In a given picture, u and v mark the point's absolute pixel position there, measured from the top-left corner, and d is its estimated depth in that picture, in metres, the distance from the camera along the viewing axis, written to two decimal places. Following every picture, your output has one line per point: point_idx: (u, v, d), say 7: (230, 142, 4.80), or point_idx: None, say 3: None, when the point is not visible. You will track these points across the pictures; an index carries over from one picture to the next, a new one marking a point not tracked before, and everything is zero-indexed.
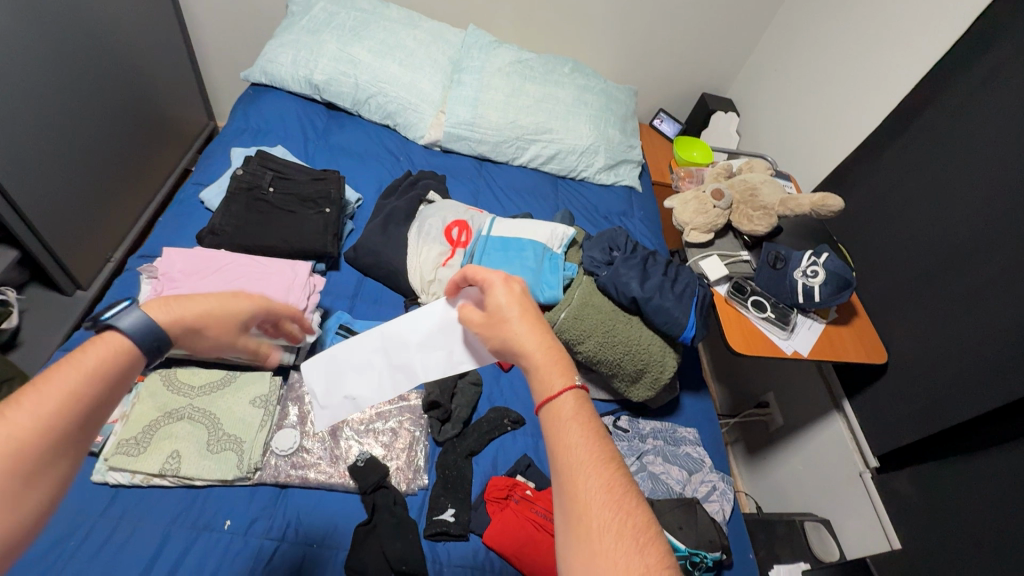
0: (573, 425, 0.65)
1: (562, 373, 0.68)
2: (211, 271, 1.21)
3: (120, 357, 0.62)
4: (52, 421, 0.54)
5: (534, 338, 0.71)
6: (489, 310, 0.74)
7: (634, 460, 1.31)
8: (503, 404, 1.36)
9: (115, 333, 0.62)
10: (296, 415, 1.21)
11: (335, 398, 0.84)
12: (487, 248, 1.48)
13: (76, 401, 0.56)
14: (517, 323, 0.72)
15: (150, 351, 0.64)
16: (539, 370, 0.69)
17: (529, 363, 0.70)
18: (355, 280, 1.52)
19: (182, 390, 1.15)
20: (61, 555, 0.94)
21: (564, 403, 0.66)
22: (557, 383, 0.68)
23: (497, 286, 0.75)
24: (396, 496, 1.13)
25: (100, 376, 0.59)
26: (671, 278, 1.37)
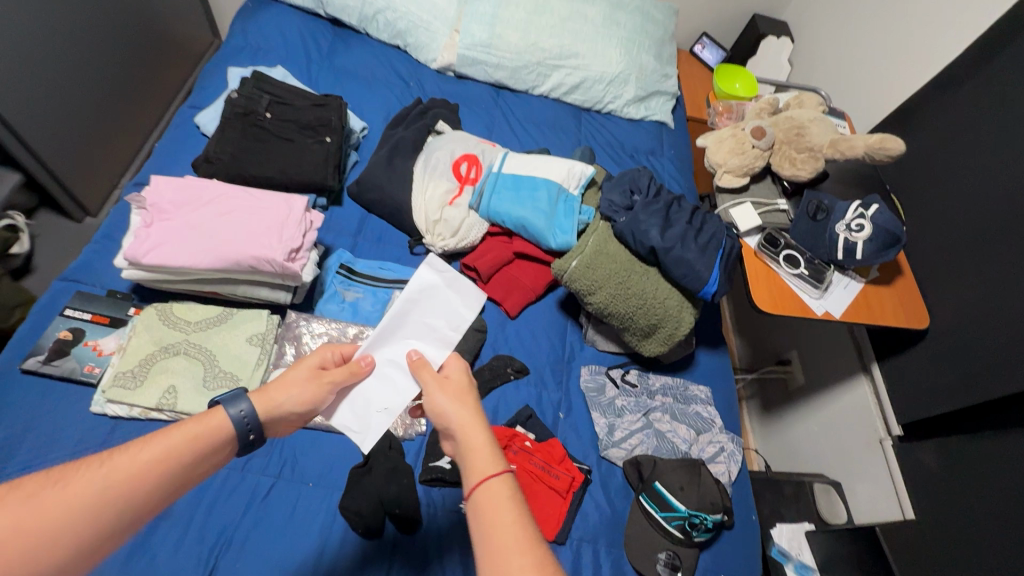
0: (504, 506, 0.64)
1: (492, 454, 0.69)
2: (203, 204, 1.15)
3: (215, 434, 0.69)
4: (141, 474, 0.61)
5: (470, 417, 0.73)
6: (443, 386, 0.78)
7: (640, 416, 1.26)
8: (507, 351, 1.32)
9: (224, 412, 0.70)
10: (293, 354, 1.17)
11: (370, 418, 0.84)
12: (498, 187, 1.38)
13: (164, 463, 0.63)
14: (462, 405, 0.75)
15: (241, 435, 0.71)
16: (474, 451, 0.69)
17: (465, 443, 0.71)
18: (358, 217, 1.45)
19: (178, 326, 1.13)
20: None
21: (496, 484, 0.66)
22: (489, 464, 0.67)
23: (458, 367, 0.82)
24: (391, 441, 1.12)
25: (195, 441, 0.67)
26: (696, 227, 1.25)
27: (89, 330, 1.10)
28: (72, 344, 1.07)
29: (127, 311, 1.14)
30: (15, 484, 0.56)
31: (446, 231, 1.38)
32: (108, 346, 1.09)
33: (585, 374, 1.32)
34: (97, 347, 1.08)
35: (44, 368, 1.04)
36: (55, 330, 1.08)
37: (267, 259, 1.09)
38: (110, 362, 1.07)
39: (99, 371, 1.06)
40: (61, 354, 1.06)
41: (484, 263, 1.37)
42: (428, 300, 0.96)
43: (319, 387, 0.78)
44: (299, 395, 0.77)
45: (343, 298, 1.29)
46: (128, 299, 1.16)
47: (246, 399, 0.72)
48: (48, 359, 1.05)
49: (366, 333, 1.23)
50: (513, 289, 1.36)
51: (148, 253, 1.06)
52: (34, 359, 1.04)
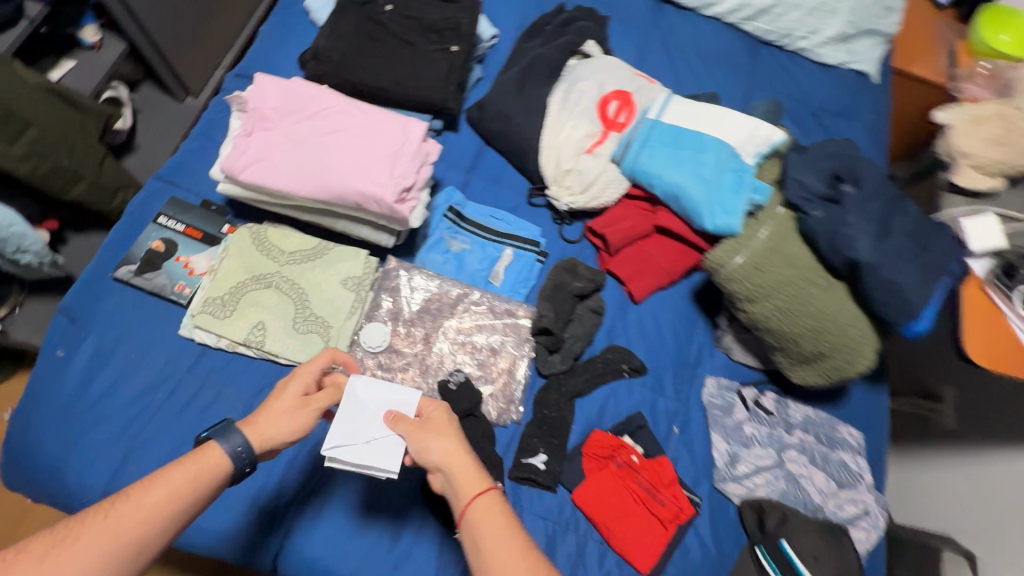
0: (496, 520, 0.69)
1: (476, 476, 0.72)
2: (307, 116, 0.97)
3: (213, 469, 0.70)
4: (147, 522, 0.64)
5: (440, 441, 0.74)
6: (425, 420, 0.77)
7: (771, 452, 1.05)
8: (624, 342, 1.12)
9: (219, 449, 0.71)
10: (389, 307, 1.03)
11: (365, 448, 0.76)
12: (652, 141, 1.11)
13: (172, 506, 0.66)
14: (429, 431, 0.75)
15: (237, 467, 0.72)
16: (459, 472, 0.72)
17: (448, 469, 0.73)
18: (474, 150, 1.23)
19: (271, 255, 1.01)
20: (150, 406, 0.91)
21: (483, 501, 0.70)
22: (472, 483, 0.71)
23: (439, 408, 0.78)
24: (485, 430, 0.97)
25: (195, 478, 0.68)
26: (916, 241, 0.93)
27: (182, 244, 1.01)
28: (163, 258, 0.99)
29: (220, 228, 1.03)
30: (22, 549, 0.59)
31: (576, 185, 1.14)
32: (200, 264, 1.00)
33: (711, 388, 1.11)
34: (188, 265, 1.00)
35: (135, 280, 0.97)
36: (148, 239, 1.00)
37: (374, 197, 0.92)
38: (201, 283, 0.99)
39: (189, 291, 0.98)
40: (152, 267, 0.98)
41: (615, 233, 1.13)
42: (376, 384, 0.81)
43: (304, 415, 0.76)
44: (288, 424, 0.75)
45: (447, 247, 1.13)
46: (224, 214, 1.05)
47: (236, 435, 0.72)
48: (140, 271, 0.98)
49: (469, 295, 1.06)
50: (644, 270, 1.14)
51: (247, 171, 0.92)
52: (126, 268, 0.98)
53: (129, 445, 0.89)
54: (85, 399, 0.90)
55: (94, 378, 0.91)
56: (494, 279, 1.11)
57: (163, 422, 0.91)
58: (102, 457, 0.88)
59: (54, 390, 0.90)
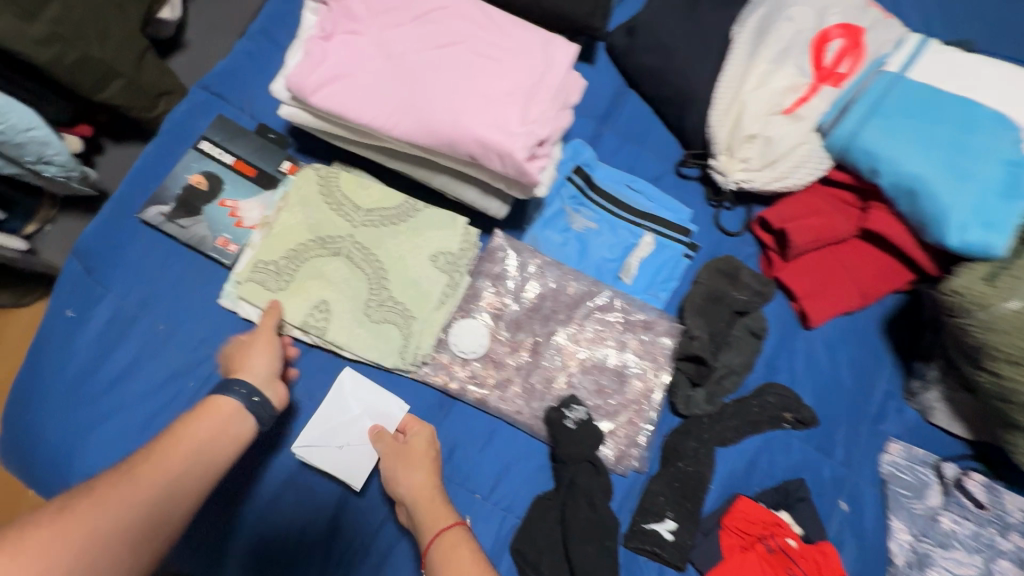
0: (463, 557, 0.60)
1: (441, 512, 0.64)
2: (411, 19, 0.68)
3: (223, 413, 0.57)
4: (178, 481, 0.52)
5: (413, 469, 0.66)
6: (403, 444, 0.68)
7: (977, 559, 0.78)
8: (787, 381, 0.83)
9: (223, 395, 0.58)
10: (491, 300, 0.78)
11: (332, 455, 0.70)
12: (887, 106, 0.77)
13: (201, 462, 0.54)
14: (400, 457, 0.67)
15: (241, 403, 0.58)
16: (425, 506, 0.64)
17: (411, 503, 0.65)
18: (612, 93, 0.91)
19: (343, 211, 0.76)
20: (178, 395, 0.70)
21: (449, 538, 0.62)
22: (439, 518, 0.63)
23: (422, 430, 0.69)
24: (603, 483, 0.73)
25: (207, 421, 0.56)
26: None
27: (229, 182, 0.77)
28: (204, 200, 0.75)
29: (279, 166, 0.78)
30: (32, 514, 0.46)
31: (756, 156, 0.82)
32: (250, 213, 0.76)
33: (897, 457, 0.83)
34: (236, 213, 0.76)
35: (168, 227, 0.74)
36: (186, 172, 0.76)
37: (495, 149, 0.63)
38: (250, 240, 0.75)
39: (234, 249, 0.74)
40: (189, 212, 0.75)
41: (802, 231, 0.82)
42: (360, 388, 0.73)
43: (269, 339, 0.65)
44: (268, 354, 0.64)
45: (568, 224, 0.84)
46: (284, 145, 0.79)
47: (235, 379, 0.59)
48: (174, 215, 0.74)
49: (594, 296, 0.79)
50: (828, 288, 0.83)
51: (325, 93, 0.65)
52: (157, 210, 0.74)
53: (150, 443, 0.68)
54: (101, 377, 0.70)
55: (113, 349, 0.71)
56: (626, 275, 0.83)
57: None
58: (117, 454, 0.68)
59: (64, 359, 0.70)
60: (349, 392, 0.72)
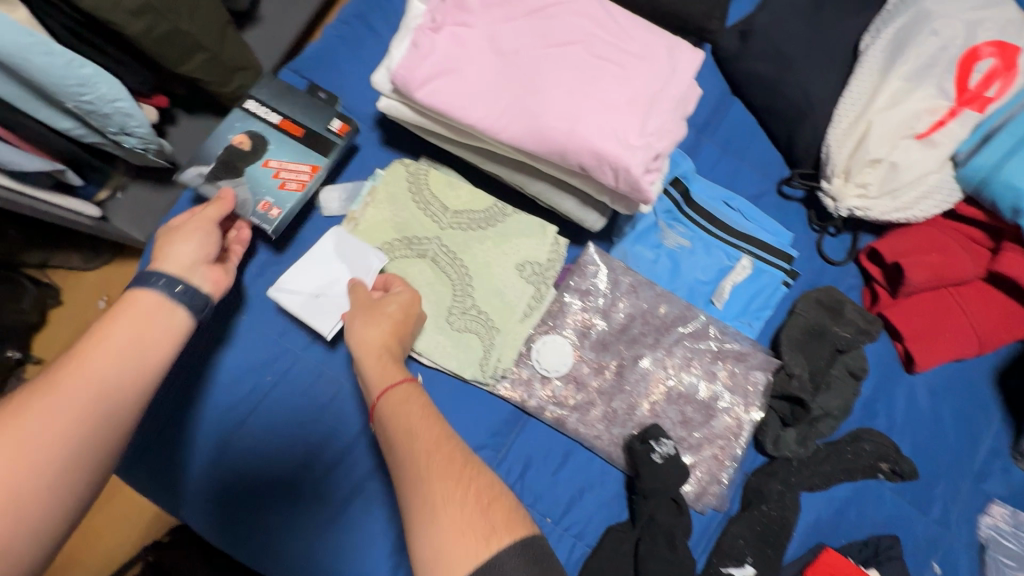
0: (414, 409, 0.54)
1: (397, 368, 0.58)
2: (526, 13, 0.63)
3: (150, 316, 0.48)
4: (106, 393, 0.44)
5: (372, 327, 0.61)
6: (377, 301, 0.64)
7: None
8: (885, 427, 0.77)
9: (142, 291, 0.50)
10: (576, 316, 0.74)
11: (307, 302, 0.68)
12: None
13: (131, 363, 0.45)
14: (361, 314, 0.62)
15: (166, 288, 0.50)
16: (376, 359, 0.59)
17: (362, 357, 0.59)
18: (715, 100, 0.85)
19: (431, 210, 0.73)
20: (259, 387, 0.71)
21: (399, 393, 0.55)
22: (393, 372, 0.58)
23: (402, 291, 0.65)
24: (681, 520, 0.69)
25: (135, 327, 0.47)
26: None
27: (274, 142, 0.72)
28: (247, 161, 0.70)
29: (328, 125, 0.73)
30: None
31: (876, 182, 0.74)
32: (295, 174, 0.71)
33: (1000, 521, 0.75)
34: (279, 172, 0.70)
35: (206, 189, 0.69)
36: (229, 132, 0.71)
37: (611, 162, 0.58)
38: (293, 202, 0.69)
39: (277, 214, 0.69)
40: (230, 172, 0.69)
41: (920, 267, 0.74)
42: (343, 241, 0.70)
43: (199, 226, 0.57)
44: (195, 241, 0.56)
45: (660, 240, 0.78)
46: (332, 105, 0.75)
47: (152, 272, 0.51)
48: (213, 176, 0.68)
49: (684, 320, 0.74)
50: (941, 331, 0.76)
51: (430, 89, 0.61)
52: (196, 172, 0.69)
53: (229, 430, 0.69)
54: (187, 362, 0.70)
55: (200, 337, 0.71)
56: (718, 299, 0.78)
57: (275, 414, 0.70)
58: (196, 438, 0.69)
59: None
60: (332, 244, 0.69)
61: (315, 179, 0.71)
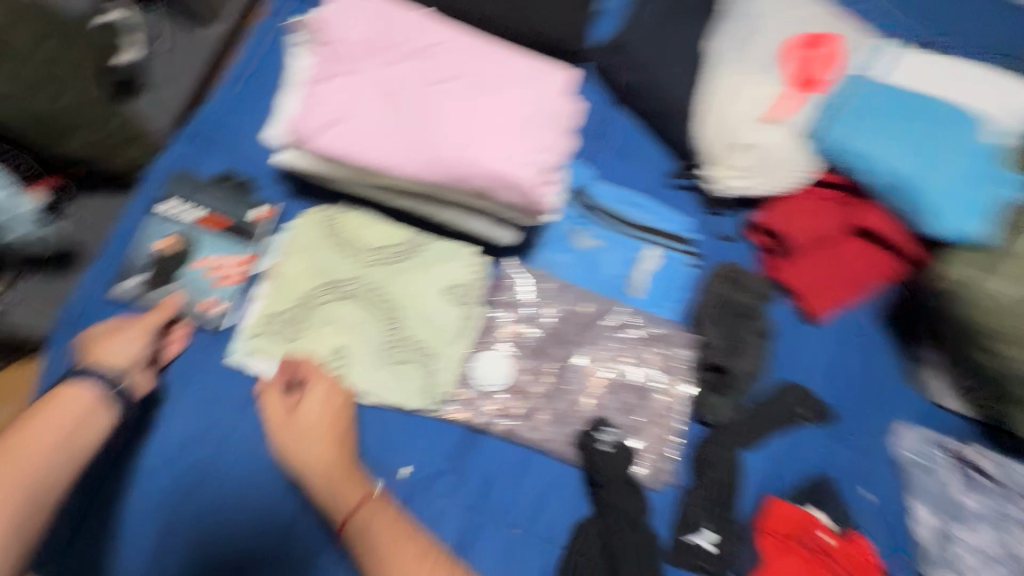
0: (385, 529, 0.62)
1: (353, 483, 0.65)
2: (406, 55, 0.67)
3: (85, 412, 0.61)
4: (40, 482, 0.57)
5: (313, 433, 0.66)
6: (295, 412, 0.67)
7: (998, 533, 0.80)
8: (801, 378, 0.85)
9: (80, 386, 0.62)
10: (507, 328, 0.77)
11: None
12: (867, 108, 0.82)
13: (57, 458, 0.58)
14: (298, 422, 0.66)
15: (107, 388, 0.63)
16: (329, 468, 0.65)
17: (312, 467, 0.65)
18: (600, 110, 0.92)
19: (349, 252, 0.74)
20: (193, 465, 0.66)
21: (368, 508, 0.63)
22: (352, 491, 0.64)
23: (317, 387, 0.68)
24: (640, 503, 0.73)
25: (75, 424, 0.60)
26: None
27: (200, 241, 0.75)
28: (177, 265, 0.73)
29: (247, 214, 0.76)
30: None
31: (745, 163, 0.85)
32: (228, 268, 0.73)
33: (910, 441, 0.85)
34: (211, 269, 0.73)
35: (144, 300, 0.72)
36: (153, 239, 0.74)
37: (508, 182, 0.64)
38: (233, 294, 0.72)
39: (219, 310, 0.72)
40: (165, 279, 0.73)
41: (796, 230, 0.85)
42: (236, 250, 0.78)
43: (140, 329, 0.67)
44: (139, 341, 0.67)
45: (572, 245, 0.84)
46: (251, 192, 0.77)
47: (90, 369, 0.63)
48: (150, 284, 0.72)
49: (608, 315, 0.80)
50: (827, 284, 0.86)
51: (328, 137, 0.64)
52: (129, 284, 0.72)
53: (168, 514, 0.65)
54: (115, 453, 0.66)
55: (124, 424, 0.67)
56: (635, 290, 0.84)
57: (215, 489, 0.66)
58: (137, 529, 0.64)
59: None
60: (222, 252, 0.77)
61: (248, 271, 0.74)
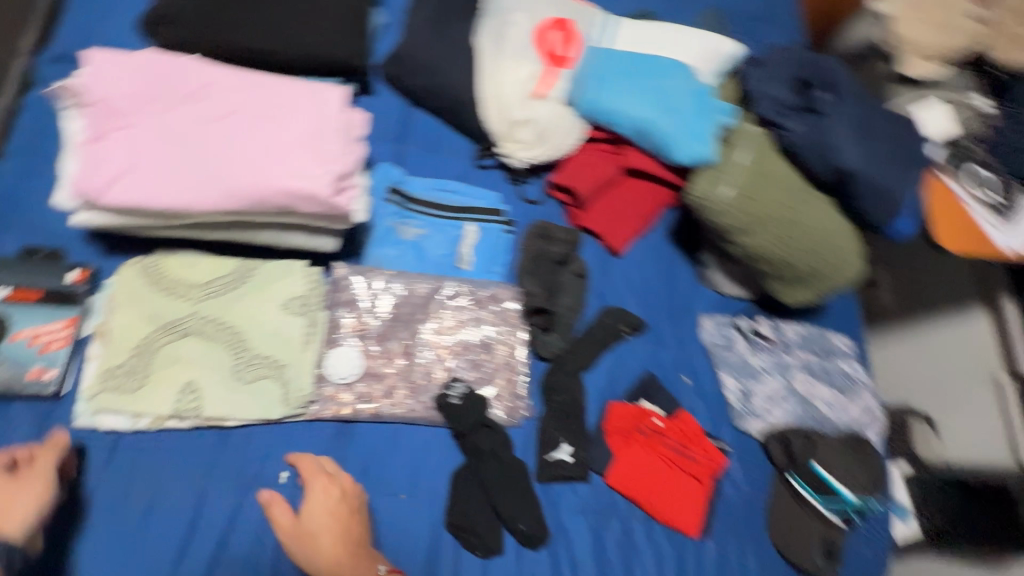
0: None
1: (363, 567, 0.70)
2: (182, 101, 0.73)
3: None
4: None
5: (320, 530, 0.70)
6: (301, 518, 0.71)
7: (778, 378, 1.04)
8: (617, 301, 1.02)
9: None
10: (351, 324, 0.85)
11: None
12: (605, 72, 1.00)
13: None
14: (308, 525, 0.70)
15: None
16: (343, 558, 0.69)
17: (326, 563, 0.69)
18: (398, 114, 1.02)
19: (177, 292, 0.78)
20: (63, 531, 0.68)
21: None
22: (365, 573, 0.69)
23: (316, 489, 0.72)
24: (501, 438, 0.85)
25: None
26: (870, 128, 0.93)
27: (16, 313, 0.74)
28: None
29: (66, 278, 0.76)
30: None
31: (527, 136, 1.00)
32: (53, 334, 0.74)
33: (710, 328, 1.05)
34: (34, 338, 0.73)
35: None
36: None
37: (303, 193, 0.71)
38: (63, 356, 0.74)
39: (52, 375, 0.73)
40: None
41: (581, 182, 1.01)
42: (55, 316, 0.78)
43: (33, 480, 0.63)
44: (34, 496, 0.62)
45: (399, 237, 0.94)
46: (61, 258, 0.78)
47: None
48: None
49: (441, 289, 0.91)
50: (618, 220, 1.04)
51: (118, 189, 0.68)
52: None
53: None
54: None
55: None
56: (463, 263, 0.95)
57: (95, 545, 0.69)
58: None
59: None
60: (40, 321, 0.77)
61: (75, 331, 0.75)
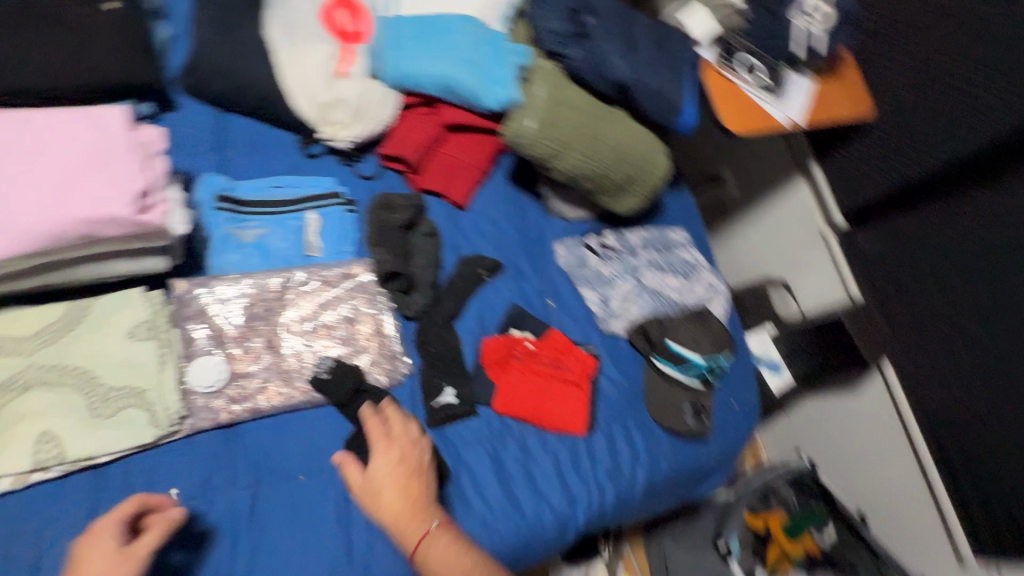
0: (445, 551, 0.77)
1: (418, 519, 0.78)
2: None
3: None
4: None
5: (388, 484, 0.78)
6: (368, 477, 0.79)
7: (630, 278, 1.17)
8: (471, 249, 1.09)
9: None
10: (207, 335, 0.87)
11: None
12: (399, 40, 1.05)
13: None
14: (379, 481, 0.79)
15: None
16: (402, 507, 0.78)
17: (388, 512, 0.77)
18: (209, 123, 1.02)
19: (8, 349, 0.76)
20: None
21: (431, 538, 0.77)
22: (422, 520, 0.78)
23: (385, 453, 0.80)
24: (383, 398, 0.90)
25: None
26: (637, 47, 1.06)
27: None
28: None
29: None
30: None
31: (342, 115, 1.03)
32: None
33: (563, 251, 1.15)
34: None
35: None
36: None
37: (107, 219, 0.72)
38: None
39: None
40: None
41: (405, 148, 1.06)
42: None
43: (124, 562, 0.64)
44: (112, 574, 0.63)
45: (239, 241, 0.95)
46: None
47: None
48: None
49: (293, 280, 0.94)
50: (453, 175, 1.10)
51: None
52: None
53: None
54: None
55: None
56: (311, 250, 0.98)
57: None
58: None
59: None
60: None
61: None
